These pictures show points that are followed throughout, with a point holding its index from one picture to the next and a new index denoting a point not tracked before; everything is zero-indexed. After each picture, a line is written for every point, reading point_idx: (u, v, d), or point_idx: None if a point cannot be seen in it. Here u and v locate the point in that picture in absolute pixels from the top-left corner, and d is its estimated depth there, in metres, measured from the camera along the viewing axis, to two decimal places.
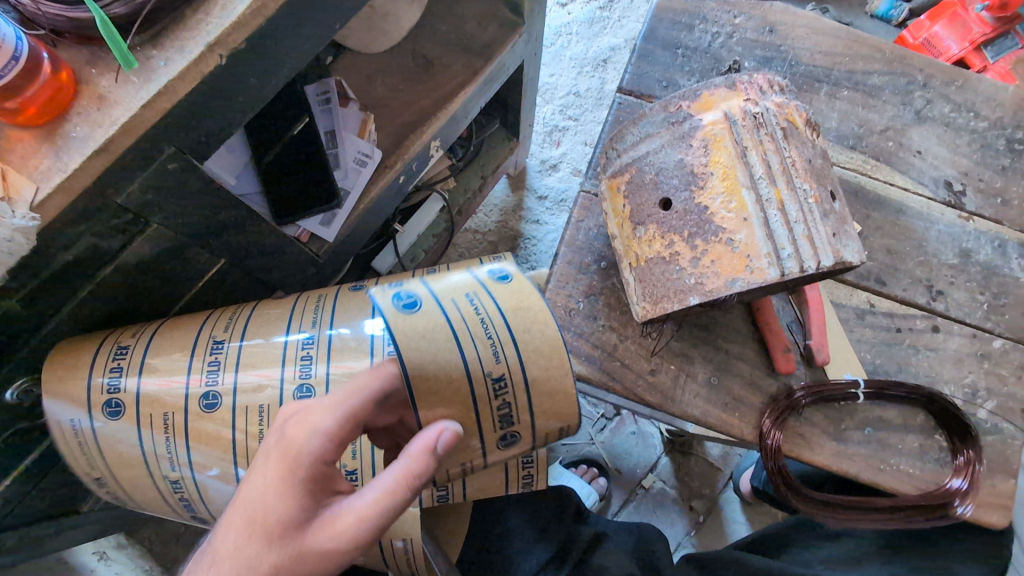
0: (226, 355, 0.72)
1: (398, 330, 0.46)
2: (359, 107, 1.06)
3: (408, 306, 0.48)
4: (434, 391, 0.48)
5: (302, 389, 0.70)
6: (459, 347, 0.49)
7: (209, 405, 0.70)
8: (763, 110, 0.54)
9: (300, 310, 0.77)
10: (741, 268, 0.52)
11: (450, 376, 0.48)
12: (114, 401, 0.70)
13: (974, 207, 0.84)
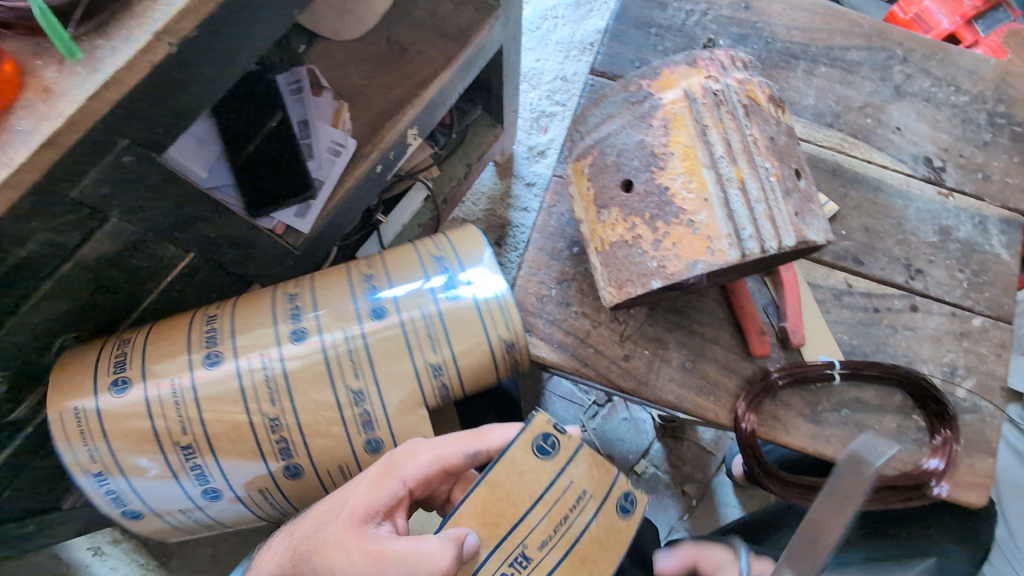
0: (220, 346, 0.69)
1: (525, 445, 0.57)
2: (332, 95, 1.05)
3: (544, 455, 0.57)
4: (504, 506, 0.55)
5: (306, 360, 0.68)
6: (531, 516, 0.55)
7: (213, 385, 0.67)
8: (723, 88, 0.53)
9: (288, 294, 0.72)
10: (702, 249, 0.51)
11: (529, 493, 0.56)
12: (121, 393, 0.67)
13: (954, 183, 0.82)
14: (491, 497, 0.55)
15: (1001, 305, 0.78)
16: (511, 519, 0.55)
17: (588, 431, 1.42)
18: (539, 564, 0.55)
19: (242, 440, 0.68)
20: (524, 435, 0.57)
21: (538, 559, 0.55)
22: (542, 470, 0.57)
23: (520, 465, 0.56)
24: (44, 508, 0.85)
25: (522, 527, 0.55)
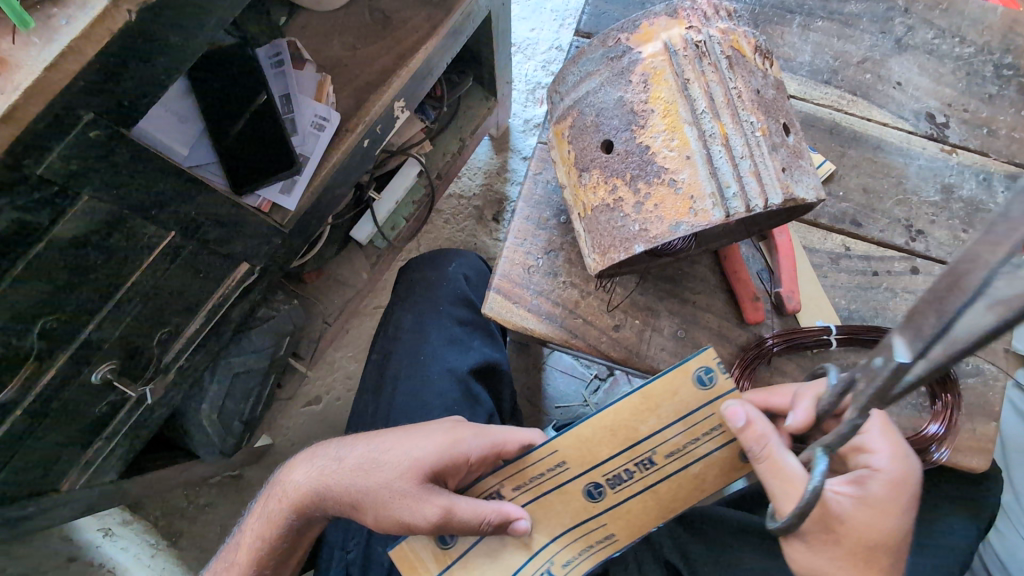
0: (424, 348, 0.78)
1: (673, 376, 0.54)
2: (314, 69, 1.02)
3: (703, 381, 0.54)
4: (633, 426, 0.54)
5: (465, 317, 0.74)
6: (663, 432, 0.54)
7: None
8: (705, 38, 0.50)
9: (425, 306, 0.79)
10: (684, 210, 0.49)
11: (659, 414, 0.54)
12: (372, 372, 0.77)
13: (958, 139, 0.79)
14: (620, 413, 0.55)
15: None
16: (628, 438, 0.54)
17: (590, 406, 1.42)
18: (650, 472, 0.55)
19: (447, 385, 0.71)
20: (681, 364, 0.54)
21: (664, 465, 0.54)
22: (672, 408, 0.54)
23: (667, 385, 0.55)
24: (41, 490, 0.86)
25: (636, 453, 0.55)
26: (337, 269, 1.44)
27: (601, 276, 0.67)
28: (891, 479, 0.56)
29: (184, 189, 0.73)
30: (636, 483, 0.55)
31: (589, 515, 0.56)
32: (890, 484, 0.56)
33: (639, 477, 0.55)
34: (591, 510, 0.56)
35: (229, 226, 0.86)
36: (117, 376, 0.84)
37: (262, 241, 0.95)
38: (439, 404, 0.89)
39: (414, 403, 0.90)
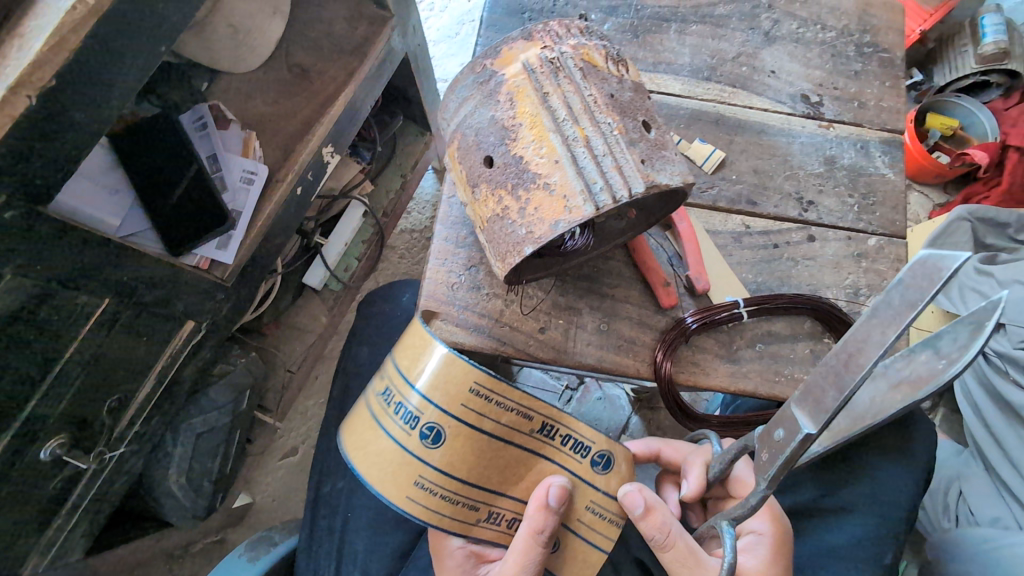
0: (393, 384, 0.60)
1: (417, 443, 0.58)
2: (240, 127, 1.08)
3: (430, 442, 0.57)
4: (483, 455, 0.59)
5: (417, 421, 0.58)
6: (488, 430, 0.58)
7: (434, 439, 0.57)
8: (557, 55, 0.55)
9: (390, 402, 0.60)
10: (561, 209, 0.53)
11: (462, 438, 0.57)
12: (430, 430, 0.57)
13: (833, 115, 0.86)
14: (474, 475, 0.59)
15: (893, 222, 0.82)
16: (488, 480, 0.60)
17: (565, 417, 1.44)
18: (538, 431, 0.60)
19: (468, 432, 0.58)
20: (399, 445, 0.58)
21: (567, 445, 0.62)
22: (458, 429, 0.57)
23: (363, 430, 0.60)
24: None
25: (515, 431, 0.59)
26: (295, 317, 1.47)
27: (517, 281, 0.71)
28: (770, 541, 0.66)
29: (112, 254, 0.77)
30: (557, 452, 0.62)
31: (586, 479, 0.64)
32: (771, 543, 0.66)
33: (550, 445, 0.62)
34: (597, 469, 0.64)
35: (166, 289, 0.89)
36: (67, 451, 0.85)
37: (204, 298, 0.98)
38: None
39: None
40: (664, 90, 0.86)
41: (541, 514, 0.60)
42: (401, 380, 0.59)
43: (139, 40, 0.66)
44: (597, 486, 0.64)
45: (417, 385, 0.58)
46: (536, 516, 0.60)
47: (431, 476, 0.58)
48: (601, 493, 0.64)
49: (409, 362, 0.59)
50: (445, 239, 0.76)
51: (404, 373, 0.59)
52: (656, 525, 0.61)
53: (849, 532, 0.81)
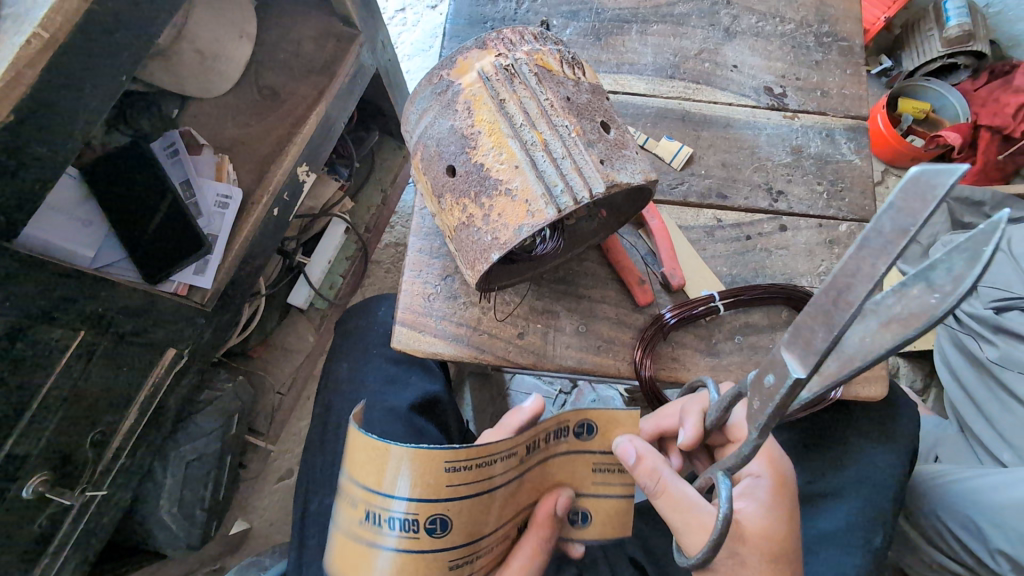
0: (363, 497, 0.50)
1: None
2: (212, 151, 1.07)
3: (409, 535, 0.49)
4: (471, 516, 0.52)
5: (391, 519, 0.49)
6: (466, 518, 0.52)
7: (410, 533, 0.49)
8: (512, 62, 0.56)
9: (360, 512, 0.50)
10: (523, 214, 0.53)
11: (445, 541, 0.51)
12: (402, 523, 0.49)
13: (797, 105, 0.87)
14: (456, 566, 0.53)
15: (862, 207, 0.82)
16: (475, 537, 0.54)
17: None
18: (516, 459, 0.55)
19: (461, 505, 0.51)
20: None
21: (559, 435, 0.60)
22: (436, 542, 0.50)
23: (358, 558, 0.51)
24: None
25: (497, 474, 0.53)
26: (282, 338, 1.46)
27: (491, 289, 0.71)
28: (770, 484, 0.62)
29: (81, 289, 0.76)
30: (551, 449, 0.60)
31: (575, 450, 0.62)
32: (770, 485, 0.62)
33: (540, 452, 0.59)
34: (584, 438, 0.61)
35: (143, 318, 0.89)
36: (51, 487, 0.84)
37: (182, 324, 0.98)
38: None
39: None
40: (629, 90, 0.87)
41: (548, 526, 0.60)
42: (368, 488, 0.49)
43: (101, 71, 0.66)
44: (594, 449, 0.63)
45: (388, 507, 0.49)
46: (543, 527, 0.60)
47: (423, 565, 0.51)
48: (601, 453, 0.63)
49: (373, 462, 0.49)
50: (419, 251, 0.76)
51: (371, 480, 0.49)
52: (649, 472, 0.58)
53: (838, 518, 0.81)
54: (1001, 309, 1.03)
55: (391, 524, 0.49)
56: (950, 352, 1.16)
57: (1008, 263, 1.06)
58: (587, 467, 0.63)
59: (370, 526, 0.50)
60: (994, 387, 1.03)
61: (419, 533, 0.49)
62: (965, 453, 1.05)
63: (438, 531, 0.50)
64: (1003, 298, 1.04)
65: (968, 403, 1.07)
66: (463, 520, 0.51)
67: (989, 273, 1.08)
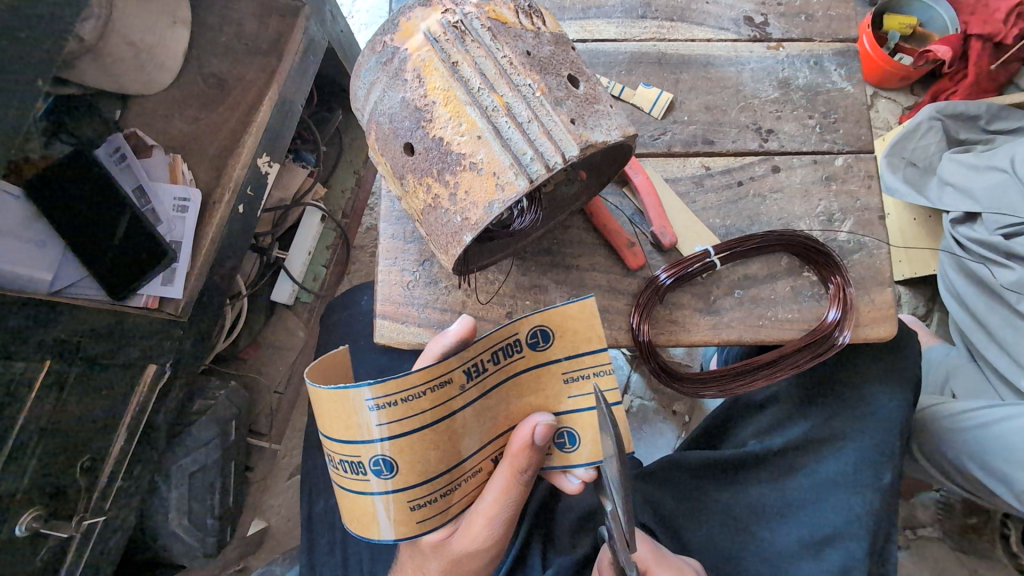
0: (337, 450, 0.53)
1: (387, 516, 0.54)
2: (164, 151, 1.02)
3: (388, 473, 0.52)
4: (440, 442, 0.53)
5: (367, 463, 0.52)
6: (419, 458, 0.53)
7: (387, 470, 0.52)
8: (460, 17, 0.50)
9: (340, 461, 0.53)
10: (492, 189, 0.48)
11: (410, 474, 0.53)
12: (376, 464, 0.52)
13: (781, 33, 0.80)
14: (441, 490, 0.56)
15: (859, 137, 0.77)
16: (450, 466, 0.55)
17: None
18: (452, 390, 0.52)
19: (426, 441, 0.52)
20: (387, 532, 0.55)
21: (507, 353, 0.54)
22: (398, 481, 0.53)
23: (353, 503, 0.55)
24: None
25: (448, 396, 0.52)
26: (272, 336, 1.42)
27: (469, 268, 0.66)
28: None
29: (40, 316, 0.74)
30: (507, 367, 0.55)
31: (538, 363, 0.56)
32: None
33: (492, 372, 0.54)
34: (542, 347, 0.55)
35: (114, 337, 0.85)
36: (46, 522, 0.81)
37: (159, 337, 0.94)
38: None
39: None
40: (599, 36, 0.80)
41: (526, 453, 0.57)
42: (335, 437, 0.52)
43: (12, 75, 0.60)
44: (558, 358, 0.56)
45: (352, 454, 0.52)
46: (517, 455, 0.57)
47: (413, 494, 0.54)
48: (567, 360, 0.56)
49: (330, 415, 0.51)
50: (391, 237, 0.71)
51: (335, 434, 0.51)
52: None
53: (850, 461, 0.79)
54: (1010, 234, 0.99)
55: (372, 467, 0.52)
56: (953, 276, 1.12)
57: (1012, 182, 1.01)
58: (558, 378, 0.57)
59: (353, 473, 0.53)
60: (1005, 310, 1.00)
61: (394, 465, 0.52)
62: (982, 386, 1.03)
63: (412, 463, 0.52)
64: (1009, 224, 0.99)
65: (978, 329, 1.05)
66: (436, 448, 0.53)
67: (995, 198, 1.03)
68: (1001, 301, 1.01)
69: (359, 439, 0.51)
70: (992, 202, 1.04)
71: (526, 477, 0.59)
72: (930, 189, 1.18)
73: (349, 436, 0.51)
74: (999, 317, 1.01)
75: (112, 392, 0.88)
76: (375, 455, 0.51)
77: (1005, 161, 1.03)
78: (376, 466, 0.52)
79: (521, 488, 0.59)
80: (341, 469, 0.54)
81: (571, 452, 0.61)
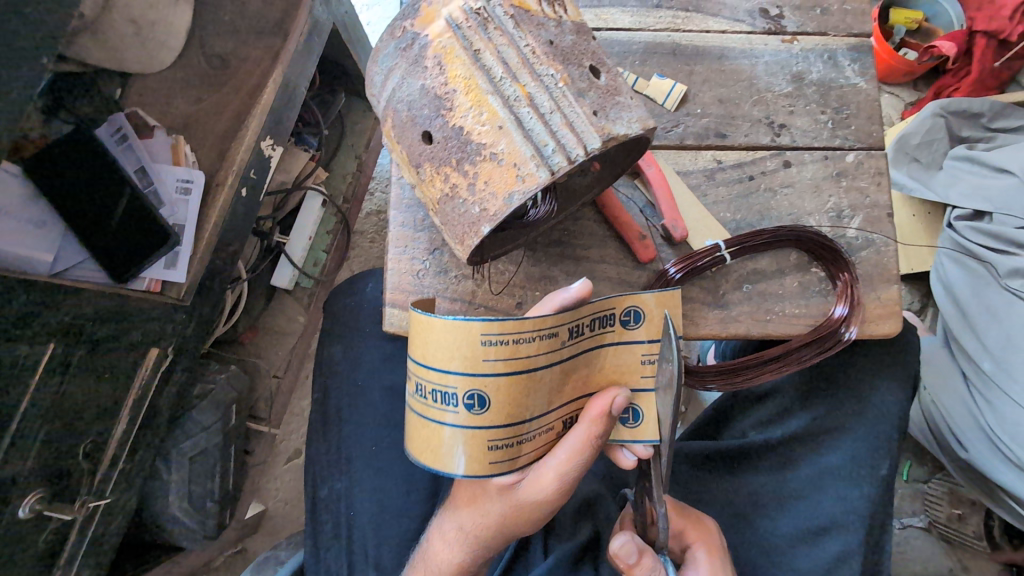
0: (426, 379, 0.56)
1: (463, 451, 0.56)
2: (166, 132, 0.99)
3: (476, 408, 0.55)
4: (529, 391, 0.56)
5: (453, 394, 0.55)
6: (509, 399, 0.55)
7: (473, 403, 0.54)
8: (483, 4, 0.49)
9: (427, 392, 0.56)
10: (512, 179, 0.48)
11: (495, 414, 0.55)
12: (463, 396, 0.54)
13: (795, 27, 0.80)
14: (514, 441, 0.57)
15: (870, 134, 0.77)
16: (529, 417, 0.57)
17: None
18: (556, 342, 0.56)
19: (517, 381, 0.55)
20: (456, 467, 0.56)
21: (604, 324, 0.60)
22: (486, 418, 0.55)
23: (426, 435, 0.57)
24: None
25: (547, 348, 0.55)
26: (271, 321, 1.41)
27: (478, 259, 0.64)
28: (712, 552, 0.71)
29: (40, 299, 0.73)
30: (597, 338, 0.60)
31: (624, 341, 0.62)
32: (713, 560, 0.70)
33: (587, 336, 0.59)
34: (632, 327, 0.61)
35: (117, 321, 0.85)
36: (48, 504, 0.81)
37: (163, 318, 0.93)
38: (387, 425, 0.85)
39: (361, 432, 0.86)
40: (613, 25, 0.79)
41: (603, 420, 0.59)
42: (430, 365, 0.55)
43: (14, 52, 0.58)
44: (641, 339, 0.61)
45: (447, 384, 0.55)
46: (595, 421, 0.59)
47: (490, 436, 0.56)
48: (648, 343, 0.62)
49: (429, 341, 0.55)
50: (401, 226, 0.71)
51: (431, 359, 0.55)
52: (650, 567, 0.62)
53: (850, 454, 0.81)
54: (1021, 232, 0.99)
55: (460, 398, 0.55)
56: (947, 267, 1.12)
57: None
58: (636, 359, 0.62)
59: (437, 403, 0.56)
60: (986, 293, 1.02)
61: (482, 400, 0.54)
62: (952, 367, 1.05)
63: (501, 400, 0.55)
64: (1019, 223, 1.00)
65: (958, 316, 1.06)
66: (525, 395, 0.56)
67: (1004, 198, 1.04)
68: (994, 292, 1.00)
69: (450, 368, 0.54)
70: (1001, 202, 1.04)
71: (596, 445, 0.59)
72: (938, 184, 1.18)
73: (447, 362, 0.54)
74: (987, 307, 1.00)
75: (116, 374, 0.87)
76: (464, 386, 0.54)
77: (1015, 164, 1.04)
78: (464, 398, 0.54)
79: (591, 454, 0.59)
80: (426, 399, 0.56)
81: (633, 427, 0.64)
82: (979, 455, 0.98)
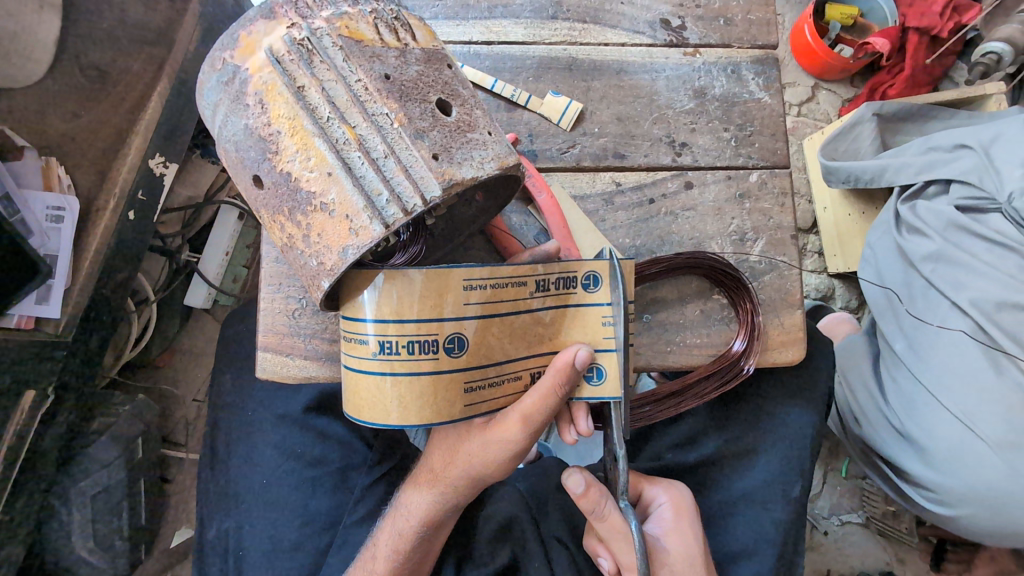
0: (364, 329, 0.50)
1: (411, 401, 0.50)
2: (37, 154, 0.88)
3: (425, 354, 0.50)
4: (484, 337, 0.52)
5: (395, 343, 0.49)
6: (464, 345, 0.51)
7: (419, 350, 0.49)
8: (307, 34, 0.43)
9: (364, 342, 0.51)
10: (346, 233, 0.43)
11: (447, 359, 0.50)
12: (408, 343, 0.49)
13: (698, 39, 0.76)
14: (469, 391, 0.52)
15: (774, 151, 0.74)
16: (484, 366, 0.53)
17: None
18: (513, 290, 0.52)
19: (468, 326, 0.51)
20: (402, 419, 0.51)
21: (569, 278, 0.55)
22: (457, 364, 0.51)
23: (366, 391, 0.51)
24: None
25: (504, 294, 0.52)
26: (189, 342, 1.31)
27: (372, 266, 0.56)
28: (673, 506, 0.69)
29: None
30: (560, 297, 0.56)
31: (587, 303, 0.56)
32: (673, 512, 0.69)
33: (547, 294, 0.55)
34: (592, 289, 0.56)
35: None
36: None
37: (35, 362, 0.89)
38: (280, 457, 0.80)
39: (254, 471, 0.80)
40: (505, 38, 0.74)
41: (565, 373, 0.53)
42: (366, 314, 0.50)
43: None
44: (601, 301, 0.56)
45: (388, 332, 0.49)
46: (558, 373, 0.54)
47: (440, 385, 0.51)
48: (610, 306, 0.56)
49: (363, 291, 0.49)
50: (273, 261, 0.65)
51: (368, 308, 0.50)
52: (595, 502, 0.59)
53: (761, 477, 0.79)
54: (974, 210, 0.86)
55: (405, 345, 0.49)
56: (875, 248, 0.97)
57: (982, 165, 0.86)
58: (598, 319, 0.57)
59: (378, 355, 0.50)
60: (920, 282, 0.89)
61: (430, 346, 0.50)
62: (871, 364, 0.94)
63: (449, 345, 0.50)
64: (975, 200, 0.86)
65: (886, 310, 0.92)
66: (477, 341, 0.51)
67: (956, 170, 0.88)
68: (914, 273, 0.90)
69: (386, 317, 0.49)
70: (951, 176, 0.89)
71: (557, 401, 0.54)
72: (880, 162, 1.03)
73: (385, 307, 0.49)
74: (907, 289, 0.90)
75: None
76: (406, 333, 0.49)
77: (971, 138, 0.88)
78: (409, 345, 0.49)
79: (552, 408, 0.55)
80: (365, 353, 0.51)
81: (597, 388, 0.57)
82: (883, 442, 0.90)
